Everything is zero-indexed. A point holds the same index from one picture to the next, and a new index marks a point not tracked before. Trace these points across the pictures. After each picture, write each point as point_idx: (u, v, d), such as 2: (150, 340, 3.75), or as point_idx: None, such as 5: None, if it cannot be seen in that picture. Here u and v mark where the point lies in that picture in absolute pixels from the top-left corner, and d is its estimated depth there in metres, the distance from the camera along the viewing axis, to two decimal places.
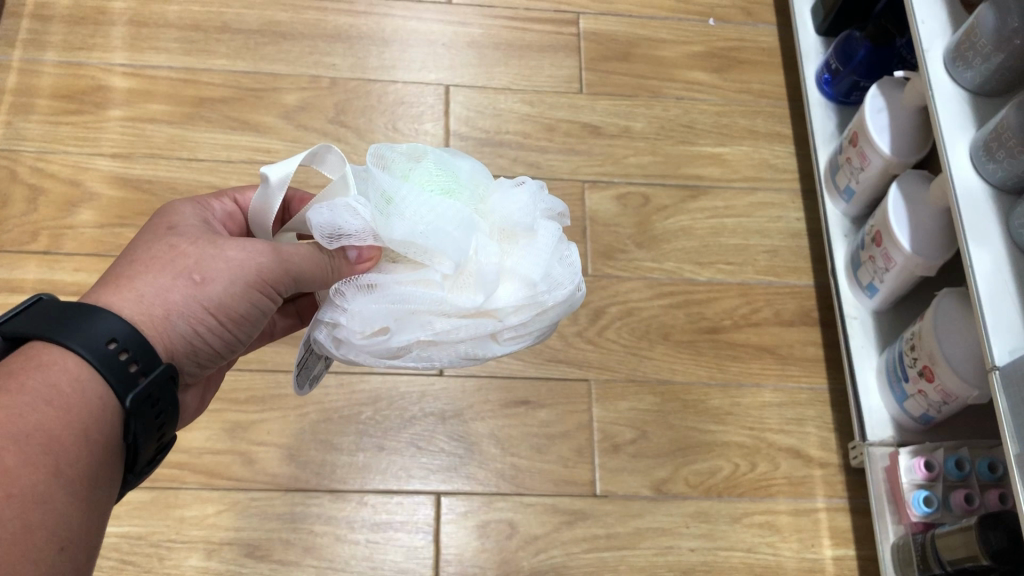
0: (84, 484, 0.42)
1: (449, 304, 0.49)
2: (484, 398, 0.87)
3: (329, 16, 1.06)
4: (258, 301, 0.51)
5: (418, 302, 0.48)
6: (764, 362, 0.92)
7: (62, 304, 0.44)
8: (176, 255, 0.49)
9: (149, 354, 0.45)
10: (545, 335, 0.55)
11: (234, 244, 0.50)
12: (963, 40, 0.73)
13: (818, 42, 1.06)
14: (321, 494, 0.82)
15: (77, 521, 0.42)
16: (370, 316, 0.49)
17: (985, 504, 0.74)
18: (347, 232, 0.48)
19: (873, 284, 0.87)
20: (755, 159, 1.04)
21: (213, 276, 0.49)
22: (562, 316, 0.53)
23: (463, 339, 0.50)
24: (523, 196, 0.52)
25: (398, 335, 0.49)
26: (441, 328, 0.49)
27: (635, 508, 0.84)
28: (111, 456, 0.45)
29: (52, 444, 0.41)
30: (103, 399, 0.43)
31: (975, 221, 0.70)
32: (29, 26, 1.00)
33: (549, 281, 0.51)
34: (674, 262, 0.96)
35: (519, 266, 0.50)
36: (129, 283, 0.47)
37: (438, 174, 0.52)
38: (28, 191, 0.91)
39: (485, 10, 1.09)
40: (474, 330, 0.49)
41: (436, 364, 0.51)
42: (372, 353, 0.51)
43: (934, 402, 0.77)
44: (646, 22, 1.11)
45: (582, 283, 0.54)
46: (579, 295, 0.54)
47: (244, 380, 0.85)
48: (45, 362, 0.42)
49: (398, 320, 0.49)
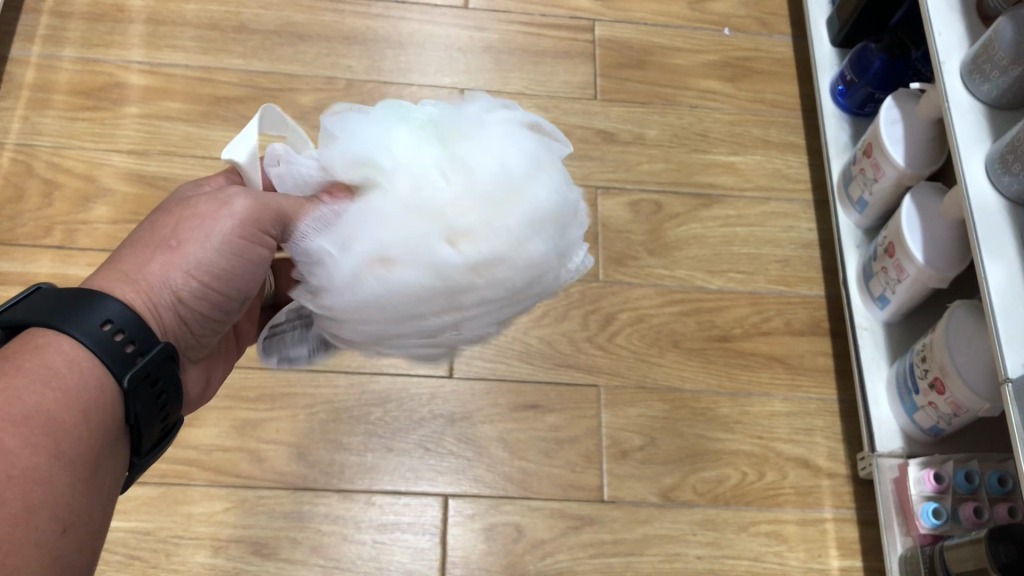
0: (84, 466, 0.42)
1: (390, 214, 0.44)
2: (493, 401, 0.87)
3: (345, 18, 1.06)
4: (248, 256, 0.50)
5: (356, 219, 0.45)
6: (774, 372, 0.92)
7: (56, 290, 0.45)
8: (156, 229, 0.49)
9: (145, 334, 0.45)
10: (537, 254, 0.46)
11: (210, 204, 0.49)
12: (980, 53, 0.74)
13: (833, 54, 1.06)
14: (329, 493, 0.82)
15: (79, 503, 0.42)
16: (320, 250, 0.46)
17: (994, 517, 0.74)
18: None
19: (884, 295, 0.87)
20: (768, 169, 1.04)
21: (190, 239, 0.48)
22: (542, 215, 0.45)
23: (420, 254, 0.44)
24: (473, 112, 0.49)
25: (347, 262, 0.45)
26: (389, 242, 0.44)
27: (642, 514, 0.84)
28: (112, 437, 0.45)
29: (51, 426, 0.41)
30: (100, 380, 0.44)
31: (988, 234, 0.70)
32: (48, 22, 1.01)
33: (496, 168, 0.45)
34: (686, 269, 0.96)
35: (463, 160, 0.45)
36: (112, 264, 0.48)
37: (393, 108, 0.50)
38: (44, 185, 0.91)
39: (500, 16, 1.09)
40: (424, 237, 0.44)
41: (413, 301, 0.45)
42: (343, 300, 0.46)
43: (945, 414, 0.77)
44: (661, 31, 1.11)
45: (564, 182, 0.47)
46: (564, 194, 0.47)
47: (255, 378, 0.85)
48: (41, 346, 0.43)
49: (343, 246, 0.45)
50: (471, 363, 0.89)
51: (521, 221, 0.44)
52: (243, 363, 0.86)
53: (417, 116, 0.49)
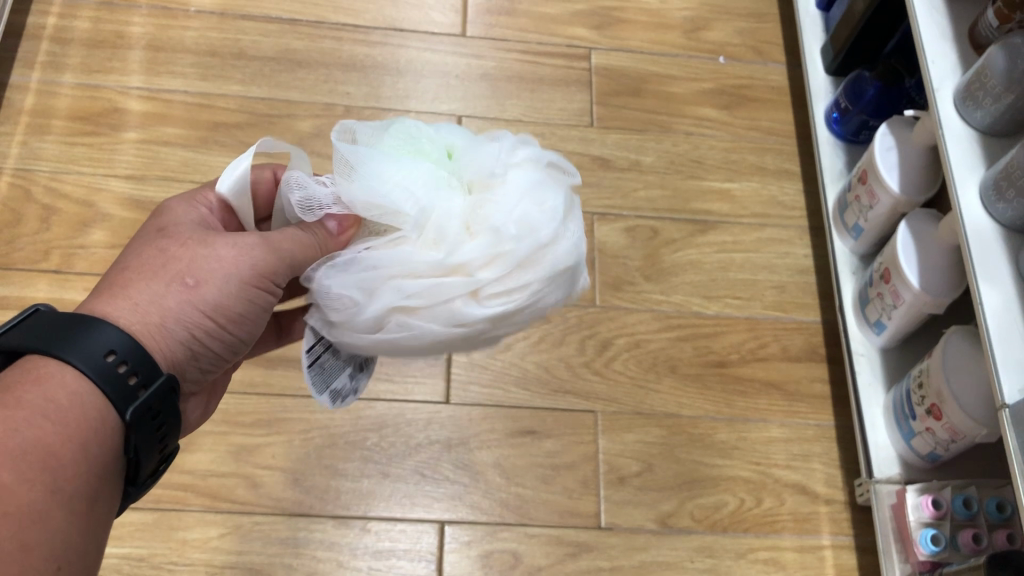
0: (81, 500, 0.42)
1: (417, 263, 0.47)
2: (489, 427, 0.87)
3: (343, 45, 1.07)
4: (256, 301, 0.51)
5: (383, 266, 0.48)
6: (771, 398, 0.92)
7: (56, 317, 0.44)
8: (167, 259, 0.49)
9: (148, 365, 0.45)
10: (551, 307, 0.52)
11: (226, 242, 0.49)
12: (973, 81, 0.74)
13: (827, 82, 1.07)
14: (325, 519, 0.81)
15: (75, 539, 0.42)
16: (342, 290, 0.49)
17: (992, 544, 0.73)
18: (318, 203, 0.50)
19: (880, 321, 0.87)
20: (764, 196, 1.04)
21: (208, 280, 0.49)
22: (550, 273, 0.48)
23: (440, 302, 0.47)
24: (491, 151, 0.51)
25: (369, 307, 0.48)
26: (411, 290, 0.47)
27: (639, 541, 0.84)
28: (111, 470, 0.45)
29: (49, 461, 0.41)
30: (102, 412, 0.43)
31: (985, 261, 0.70)
32: (48, 48, 1.02)
33: (524, 226, 0.47)
34: (682, 295, 0.96)
35: (486, 215, 0.47)
36: (122, 290, 0.47)
37: (406, 135, 0.52)
38: (41, 210, 0.91)
39: (497, 43, 1.10)
40: (444, 290, 0.47)
41: (419, 335, 0.48)
42: (357, 332, 0.49)
43: (943, 440, 0.77)
44: (656, 59, 1.12)
45: (577, 237, 0.50)
46: (575, 250, 0.50)
47: (251, 403, 0.85)
48: (42, 376, 0.42)
49: (369, 291, 0.48)
50: (468, 389, 0.88)
51: (532, 272, 0.48)
52: (239, 389, 0.85)
53: (436, 152, 0.51)
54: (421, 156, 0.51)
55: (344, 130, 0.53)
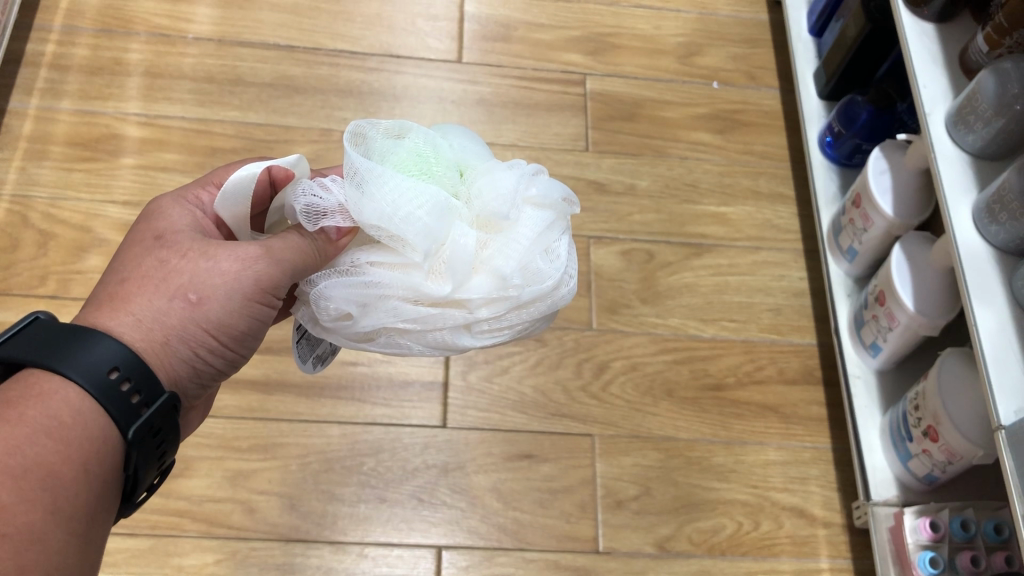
0: (80, 521, 0.42)
1: (422, 291, 0.50)
2: (487, 451, 0.87)
3: (340, 71, 1.08)
4: (257, 313, 0.51)
5: (387, 286, 0.50)
6: (768, 421, 0.92)
7: (60, 328, 0.44)
8: (168, 272, 0.48)
9: (151, 384, 0.45)
10: (527, 330, 0.57)
11: (227, 253, 0.49)
12: (964, 104, 0.75)
13: (820, 106, 1.08)
14: (322, 545, 0.81)
15: (72, 560, 0.42)
16: (338, 302, 0.50)
17: (990, 566, 0.72)
18: (324, 211, 0.49)
19: (875, 343, 0.87)
20: (759, 219, 1.05)
21: (210, 294, 0.49)
22: (540, 313, 0.54)
23: (434, 329, 0.51)
24: (506, 182, 0.52)
25: (363, 322, 0.51)
26: (410, 315, 0.50)
27: (637, 566, 0.83)
28: (109, 489, 0.45)
29: (50, 480, 0.41)
30: (104, 430, 0.44)
31: (979, 283, 0.70)
32: (47, 75, 1.02)
33: (525, 274, 0.51)
34: (679, 318, 0.97)
35: (494, 259, 0.51)
36: (124, 304, 0.47)
37: (417, 155, 0.53)
38: (39, 235, 0.92)
39: (493, 69, 1.11)
40: (442, 320, 0.51)
41: (404, 349, 0.53)
42: (344, 336, 0.53)
43: (939, 462, 0.77)
44: (650, 85, 1.13)
45: (568, 280, 0.55)
46: (565, 294, 0.55)
47: (248, 428, 0.85)
48: (45, 392, 0.42)
49: (366, 308, 0.50)
50: (465, 413, 0.88)
51: (521, 314, 0.53)
52: (236, 414, 0.85)
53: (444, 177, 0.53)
54: (431, 177, 0.52)
55: (356, 135, 0.53)
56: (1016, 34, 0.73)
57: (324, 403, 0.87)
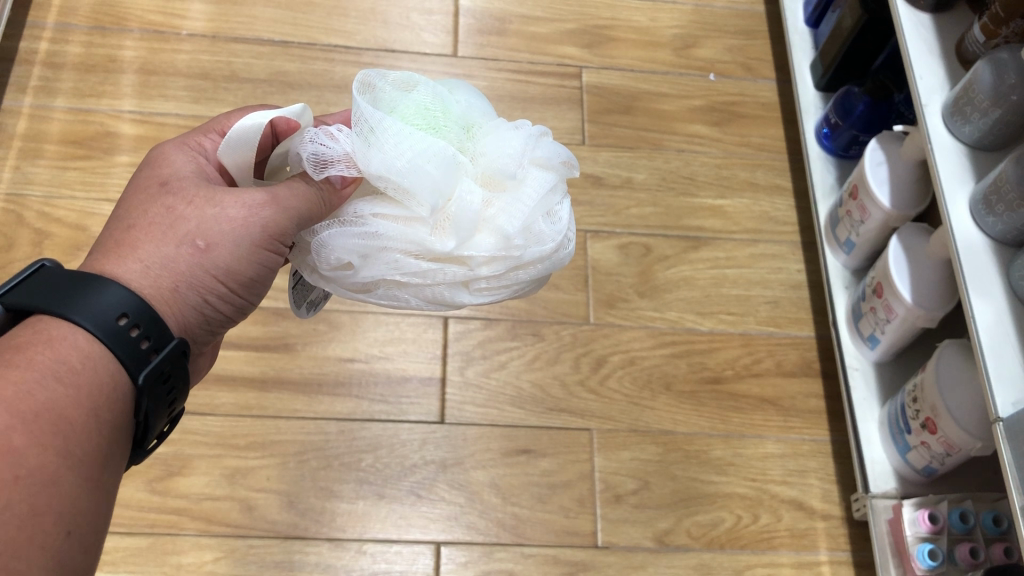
0: (93, 465, 0.42)
1: (425, 245, 0.49)
2: (485, 446, 0.87)
3: (334, 66, 1.07)
4: (265, 260, 0.51)
5: (390, 239, 0.50)
6: (766, 414, 0.92)
7: (66, 273, 0.44)
8: (175, 219, 0.48)
9: (160, 330, 0.45)
10: (524, 293, 0.57)
11: (233, 200, 0.49)
12: (961, 96, 0.75)
13: (818, 96, 1.08)
14: (320, 542, 0.81)
15: (86, 503, 0.42)
16: (338, 252, 0.50)
17: (990, 557, 0.72)
18: (329, 159, 0.49)
19: (874, 335, 0.87)
20: (756, 212, 1.05)
21: (218, 241, 0.48)
22: (540, 274, 0.54)
23: (434, 283, 0.51)
24: (514, 143, 0.52)
25: (363, 272, 0.51)
26: (409, 267, 0.50)
27: (636, 560, 0.83)
28: (121, 435, 0.45)
29: (61, 424, 0.41)
30: (113, 375, 0.43)
31: (977, 274, 0.70)
32: (41, 73, 1.02)
33: (527, 235, 0.51)
34: (676, 311, 0.96)
35: (498, 217, 0.50)
36: (132, 252, 0.47)
37: (426, 109, 0.53)
38: (34, 235, 0.91)
39: (489, 63, 1.11)
40: (442, 275, 0.51)
41: (402, 302, 0.53)
42: (342, 286, 0.53)
43: (937, 454, 0.77)
44: (646, 77, 1.13)
45: (567, 242, 0.55)
46: (564, 255, 0.55)
47: (245, 426, 0.85)
48: (54, 337, 0.42)
49: (367, 258, 0.50)
50: (463, 409, 0.88)
51: (521, 271, 0.53)
52: (234, 411, 0.85)
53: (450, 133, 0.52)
54: (438, 132, 0.52)
55: (365, 84, 0.52)
56: (1013, 23, 0.72)
57: (322, 400, 0.87)
